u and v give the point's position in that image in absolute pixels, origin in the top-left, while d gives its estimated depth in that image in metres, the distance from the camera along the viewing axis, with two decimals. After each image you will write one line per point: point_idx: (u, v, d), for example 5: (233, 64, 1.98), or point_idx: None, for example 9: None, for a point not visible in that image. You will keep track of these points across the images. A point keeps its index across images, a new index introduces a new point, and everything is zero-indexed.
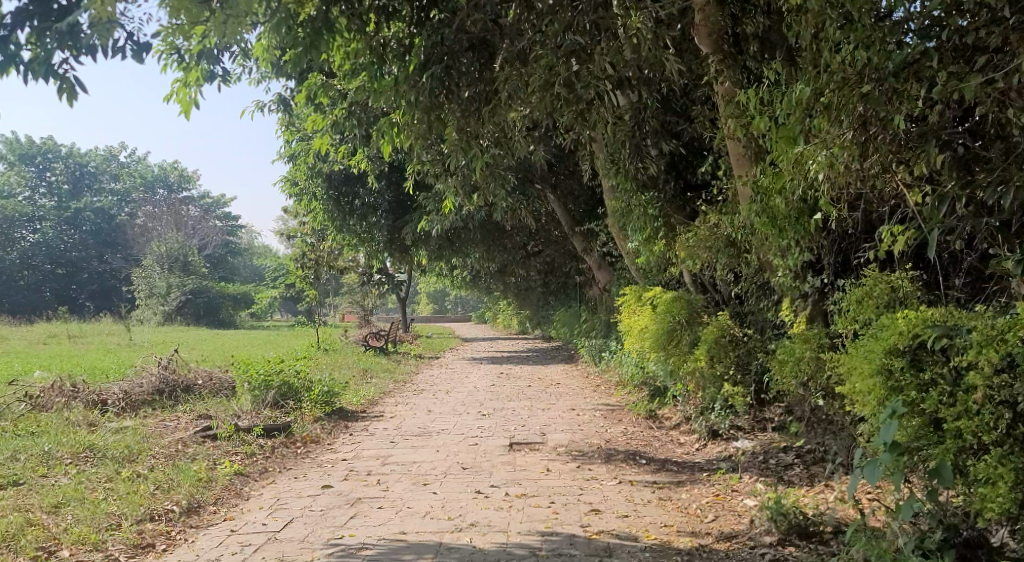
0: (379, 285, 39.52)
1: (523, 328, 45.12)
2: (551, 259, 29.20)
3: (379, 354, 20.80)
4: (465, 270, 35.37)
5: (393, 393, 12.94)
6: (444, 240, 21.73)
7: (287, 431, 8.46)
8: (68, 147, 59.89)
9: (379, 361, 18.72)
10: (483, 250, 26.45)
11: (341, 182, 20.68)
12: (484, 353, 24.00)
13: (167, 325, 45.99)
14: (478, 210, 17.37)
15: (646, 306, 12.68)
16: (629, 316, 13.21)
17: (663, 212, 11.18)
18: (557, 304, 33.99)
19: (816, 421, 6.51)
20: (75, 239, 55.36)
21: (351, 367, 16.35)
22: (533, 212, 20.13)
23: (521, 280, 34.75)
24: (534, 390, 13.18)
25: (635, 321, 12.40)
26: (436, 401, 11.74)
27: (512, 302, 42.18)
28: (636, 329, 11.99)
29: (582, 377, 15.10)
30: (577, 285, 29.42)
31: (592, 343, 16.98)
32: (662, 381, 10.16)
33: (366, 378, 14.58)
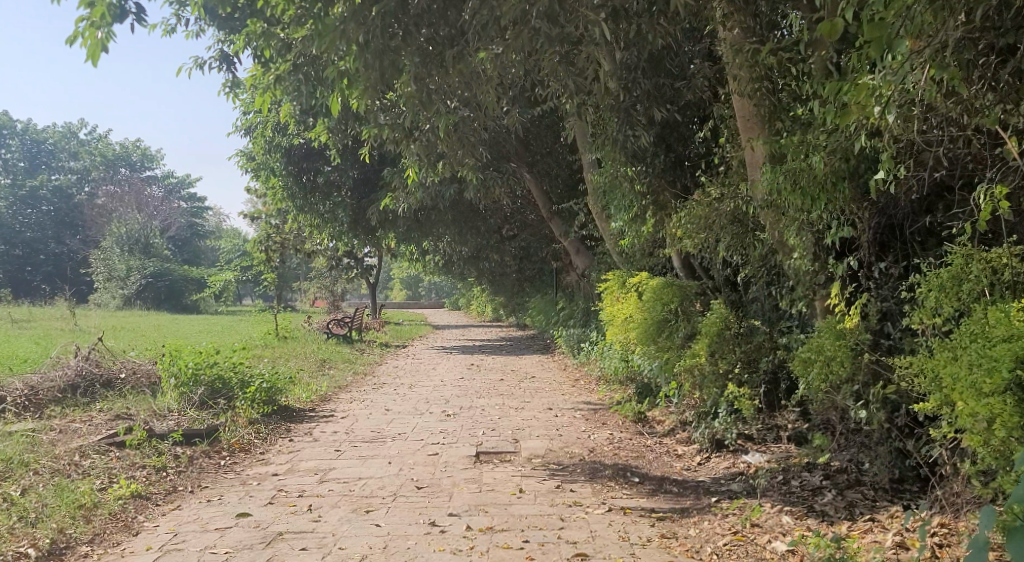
0: (347, 270, 38.07)
1: (497, 316, 43.94)
2: (527, 244, 28.01)
3: (341, 343, 19.48)
4: (437, 254, 34.06)
5: (349, 387, 11.65)
6: (413, 222, 20.45)
7: (211, 437, 7.17)
8: (24, 123, 57.46)
9: (341, 351, 17.38)
10: (455, 234, 25.19)
11: (301, 157, 19.27)
12: (455, 342, 22.75)
13: (126, 309, 44.23)
14: (448, 187, 16.10)
15: (631, 293, 11.47)
16: (611, 305, 12.01)
17: (652, 188, 9.99)
18: (532, 291, 32.84)
19: (849, 434, 5.35)
20: (32, 219, 53.23)
21: (308, 358, 15.03)
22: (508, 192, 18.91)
23: (495, 266, 33.54)
24: (507, 385, 11.95)
25: (618, 311, 11.20)
26: (396, 399, 10.45)
27: (486, 289, 40.96)
28: (621, 319, 10.79)
29: (560, 369, 13.91)
30: (554, 270, 28.24)
31: (570, 332, 15.80)
32: (652, 378, 8.98)
33: (321, 371, 13.25)
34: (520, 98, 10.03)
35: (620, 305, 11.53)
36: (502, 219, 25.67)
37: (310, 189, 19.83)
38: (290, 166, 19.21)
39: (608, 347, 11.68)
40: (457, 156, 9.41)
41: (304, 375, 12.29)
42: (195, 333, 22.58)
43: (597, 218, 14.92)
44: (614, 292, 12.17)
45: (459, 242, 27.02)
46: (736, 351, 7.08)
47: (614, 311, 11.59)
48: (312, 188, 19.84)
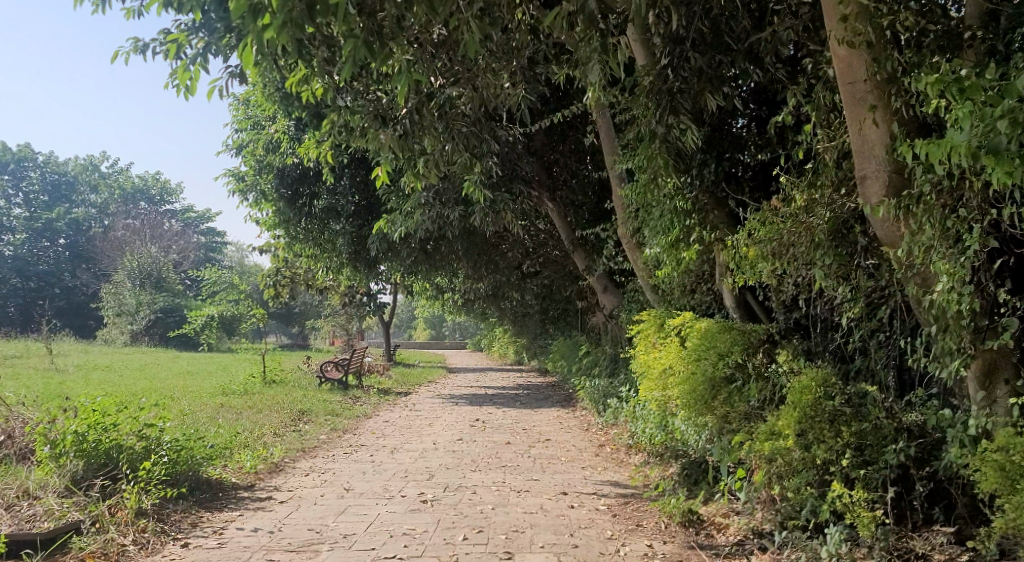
0: (360, 307, 36.08)
1: (519, 359, 41.56)
2: (551, 282, 25.76)
3: (334, 389, 17.24)
4: (455, 291, 32.00)
5: (312, 452, 9.32)
6: (421, 254, 18.34)
7: (55, 544, 5.02)
8: (45, 155, 56.90)
9: (329, 400, 15.14)
10: (470, 268, 23.04)
11: (296, 180, 17.32)
12: (466, 389, 20.41)
13: (132, 345, 42.66)
14: (455, 212, 13.98)
15: (672, 340, 9.15)
16: (645, 354, 9.60)
17: (699, 205, 8.54)
18: (556, 333, 30.52)
19: None
20: (46, 252, 52.34)
21: (284, 410, 12.80)
22: (523, 219, 17.13)
23: (517, 305, 31.30)
24: (515, 450, 9.60)
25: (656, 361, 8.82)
26: (366, 472, 8.09)
27: (508, 329, 38.72)
28: (658, 372, 8.45)
29: (580, 429, 11.54)
30: (579, 311, 25.93)
31: (592, 383, 13.45)
32: (713, 456, 6.59)
33: (290, 429, 11.00)
34: (532, 87, 7.89)
35: (658, 354, 9.14)
36: (522, 254, 23.52)
37: (306, 215, 17.83)
38: (283, 189, 17.25)
39: (645, 408, 9.27)
40: (446, 157, 7.25)
41: (263, 435, 10.02)
42: (181, 374, 20.61)
43: (628, 248, 12.81)
44: (650, 338, 9.78)
45: (476, 277, 24.88)
46: (844, 432, 4.66)
47: (651, 362, 9.20)
48: (308, 214, 17.84)
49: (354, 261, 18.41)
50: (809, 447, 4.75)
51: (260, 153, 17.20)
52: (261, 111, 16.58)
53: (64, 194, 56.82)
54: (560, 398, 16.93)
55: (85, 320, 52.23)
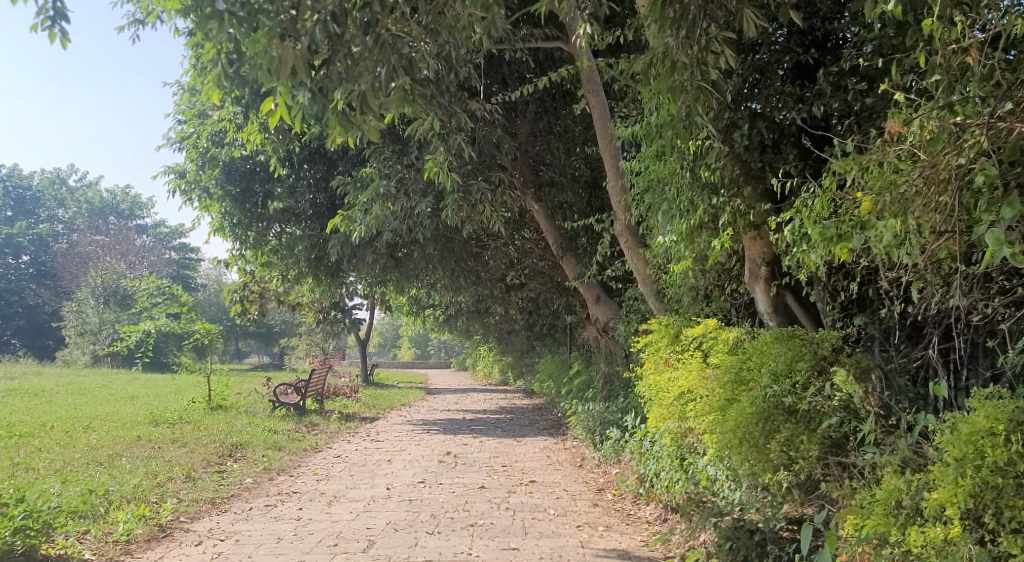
0: (334, 324, 33.90)
1: (504, 379, 39.44)
2: (537, 295, 23.77)
3: (288, 416, 15.04)
4: (436, 307, 29.96)
5: (218, 506, 7.13)
6: (391, 261, 16.37)
7: None
8: (8, 169, 54.61)
9: (278, 430, 12.96)
10: (448, 279, 21.03)
11: (246, 176, 15.27)
12: (443, 413, 18.28)
13: (92, 367, 40.23)
14: (423, 207, 11.96)
15: (697, 353, 7.15)
16: (653, 376, 7.63)
17: (730, 179, 6.75)
18: (543, 351, 28.47)
19: None
20: (8, 270, 49.93)
21: (215, 442, 10.71)
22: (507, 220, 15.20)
23: (502, 321, 29.29)
24: (496, 498, 7.52)
25: (677, 383, 6.82)
26: (283, 540, 5.89)
27: (493, 347, 36.65)
28: (692, 399, 6.54)
29: (574, 466, 9.49)
30: (568, 327, 23.91)
31: (586, 409, 11.41)
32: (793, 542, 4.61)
33: (210, 471, 8.86)
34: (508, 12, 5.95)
35: (675, 377, 7.16)
36: (506, 263, 21.56)
37: (259, 217, 15.81)
38: (229, 187, 15.24)
39: (662, 445, 7.29)
40: (386, 96, 5.26)
41: (166, 483, 7.88)
42: (122, 398, 18.43)
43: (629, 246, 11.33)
44: (660, 357, 7.80)
45: (455, 290, 22.89)
46: None
47: (667, 388, 7.22)
48: (261, 216, 15.81)
49: (314, 270, 16.36)
50: (988, 540, 3.57)
51: (203, 146, 15.11)
52: (205, 98, 14.54)
53: (28, 208, 54.49)
54: (550, 424, 14.87)
55: (48, 341, 49.68)
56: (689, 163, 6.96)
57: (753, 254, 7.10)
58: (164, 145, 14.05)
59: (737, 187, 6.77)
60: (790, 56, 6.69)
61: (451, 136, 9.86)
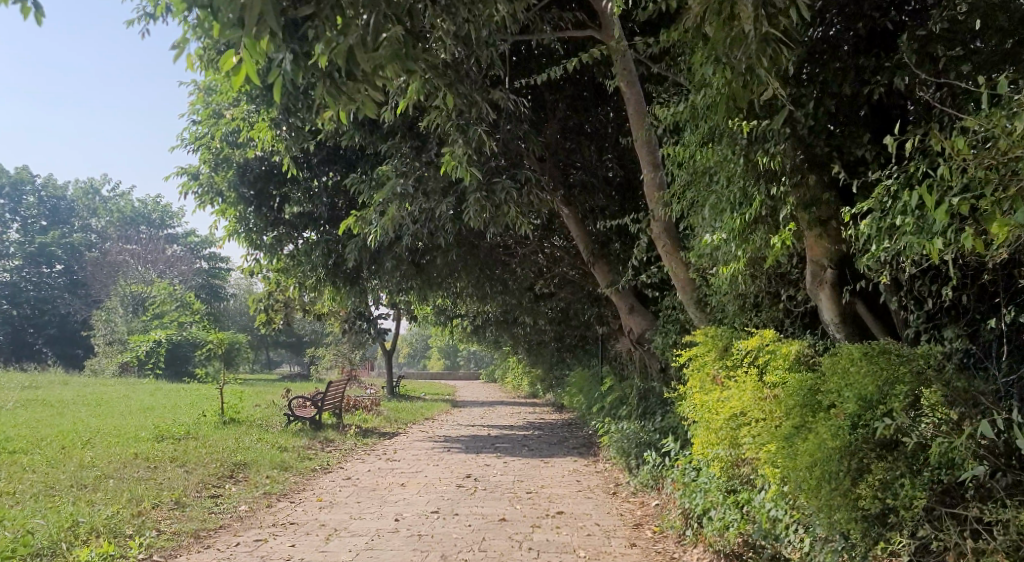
0: (360, 334, 33.24)
1: (533, 391, 38.52)
2: (567, 304, 22.85)
3: (303, 431, 14.27)
4: (463, 316, 29.15)
5: (201, 540, 6.29)
6: (413, 268, 15.58)
7: None
8: (42, 178, 55.06)
9: (289, 446, 12.17)
10: (474, 287, 20.19)
11: (261, 178, 14.56)
12: (467, 428, 17.41)
13: (119, 376, 40.05)
14: (443, 208, 11.12)
15: (754, 367, 6.26)
16: (700, 395, 6.68)
17: (793, 165, 5.77)
18: (573, 363, 27.50)
19: None
20: (40, 278, 50.18)
21: (216, 462, 9.90)
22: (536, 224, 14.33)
23: (531, 332, 28.39)
24: (519, 534, 6.61)
25: (737, 403, 5.95)
26: None
27: (522, 358, 35.75)
28: (757, 423, 5.67)
29: (606, 493, 8.54)
30: (599, 338, 22.93)
31: (620, 428, 10.46)
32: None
33: (203, 496, 8.01)
34: None
35: (728, 399, 6.21)
36: (535, 272, 20.67)
37: (275, 222, 15.08)
38: (244, 190, 14.55)
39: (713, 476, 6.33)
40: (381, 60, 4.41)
41: (150, 512, 7.03)
42: (136, 410, 17.80)
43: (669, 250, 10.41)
44: (707, 374, 6.82)
45: (482, 299, 22.05)
46: None
47: (717, 410, 6.27)
48: (277, 221, 15.07)
49: (332, 277, 15.60)
50: None
51: (217, 147, 14.44)
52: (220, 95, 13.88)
53: (61, 217, 54.89)
54: (580, 442, 13.93)
55: (78, 350, 49.76)
56: (743, 148, 6.00)
57: (815, 256, 6.16)
58: (176, 146, 13.46)
59: (802, 173, 5.77)
60: (864, 21, 5.77)
61: (473, 128, 9.01)
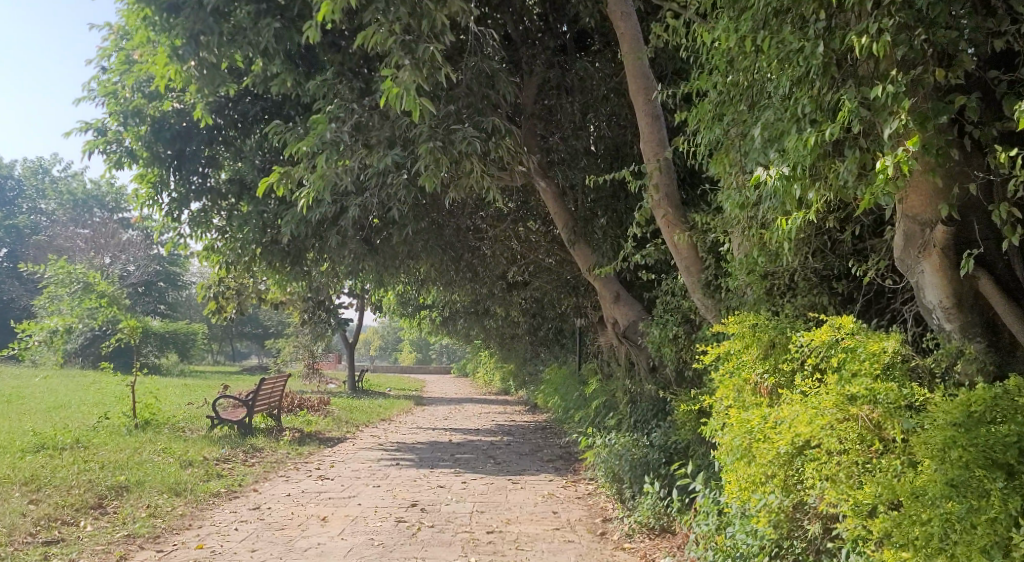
0: (319, 325, 30.94)
1: (505, 388, 36.37)
2: (543, 294, 20.74)
3: (227, 438, 12.03)
4: (431, 306, 26.99)
5: None
6: (365, 247, 13.35)
7: None
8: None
9: (199, 458, 9.92)
10: (439, 272, 18.03)
11: (181, 136, 12.24)
12: (427, 432, 15.27)
13: (60, 367, 37.26)
14: (389, 166, 8.93)
15: (828, 373, 4.25)
16: (731, 412, 4.64)
17: (902, 52, 3.67)
18: (548, 359, 25.41)
19: None
20: None
21: (83, 485, 7.61)
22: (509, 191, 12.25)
23: (503, 324, 26.31)
24: None
25: (817, 431, 3.95)
26: None
27: (494, 352, 33.69)
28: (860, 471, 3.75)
29: (592, 534, 6.44)
30: (577, 332, 20.88)
31: (610, 444, 8.38)
32: None
33: (30, 543, 5.74)
34: None
35: (782, 421, 4.24)
36: (507, 257, 18.54)
37: (196, 187, 12.98)
38: (160, 149, 12.21)
39: (759, 532, 4.42)
40: None
41: None
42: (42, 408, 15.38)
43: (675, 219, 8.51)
44: (735, 379, 4.80)
45: (449, 287, 19.91)
46: None
47: (763, 438, 4.28)
48: (199, 186, 12.98)
49: (269, 255, 13.33)
50: None
51: (128, 97, 12.06)
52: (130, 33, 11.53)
53: None
54: (556, 453, 11.87)
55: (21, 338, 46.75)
56: (817, 32, 3.90)
57: (913, 209, 4.19)
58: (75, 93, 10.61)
59: (924, 63, 3.68)
60: None
61: (422, 46, 6.82)
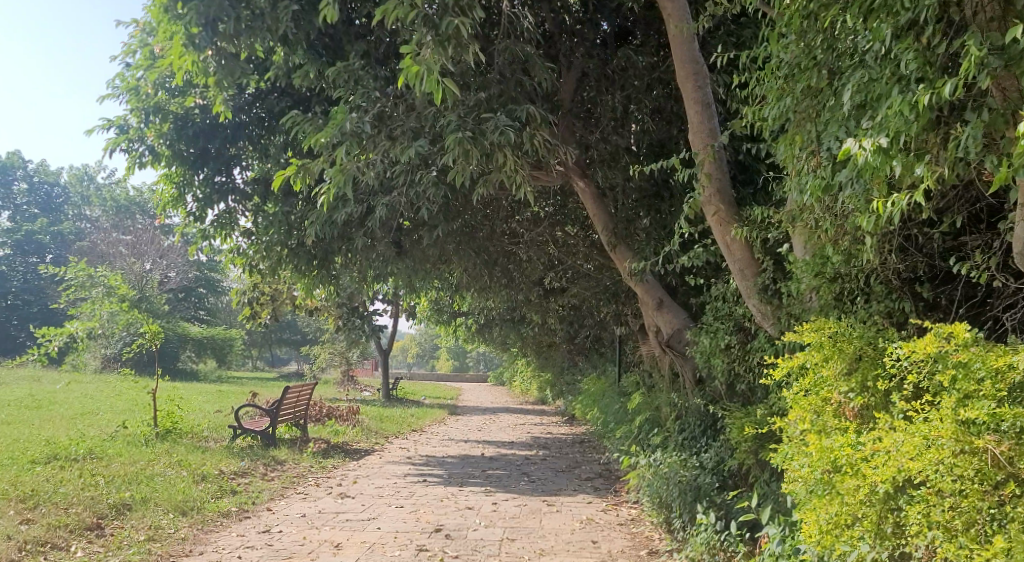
0: (354, 331, 30.49)
1: (542, 397, 35.61)
2: (581, 301, 19.99)
3: (249, 449, 11.46)
4: (467, 313, 26.39)
5: None
6: (394, 251, 12.75)
7: None
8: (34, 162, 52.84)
9: (216, 471, 9.34)
10: (474, 277, 17.39)
11: (204, 133, 11.73)
12: (460, 444, 14.59)
13: (98, 371, 37.39)
14: (417, 159, 8.27)
15: (941, 389, 3.43)
16: (809, 435, 3.85)
17: None
18: (585, 369, 24.61)
19: None
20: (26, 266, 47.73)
21: (82, 503, 7.04)
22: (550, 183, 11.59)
23: (541, 332, 25.59)
24: None
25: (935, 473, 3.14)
26: None
27: (531, 361, 32.96)
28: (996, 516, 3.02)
29: None
30: (617, 341, 20.08)
31: (658, 469, 7.59)
32: None
33: None
34: None
35: (876, 451, 3.46)
36: (545, 261, 17.83)
37: (221, 187, 12.47)
38: (182, 147, 11.73)
39: None
40: None
41: None
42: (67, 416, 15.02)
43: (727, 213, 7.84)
44: (810, 394, 4.02)
45: (483, 293, 19.25)
46: None
47: (851, 474, 3.54)
48: (224, 186, 12.49)
49: (295, 259, 12.79)
50: None
51: (150, 93, 11.59)
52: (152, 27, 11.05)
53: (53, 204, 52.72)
54: (595, 470, 11.10)
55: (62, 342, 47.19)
56: None
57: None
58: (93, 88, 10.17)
59: None
60: None
61: (450, 20, 6.15)
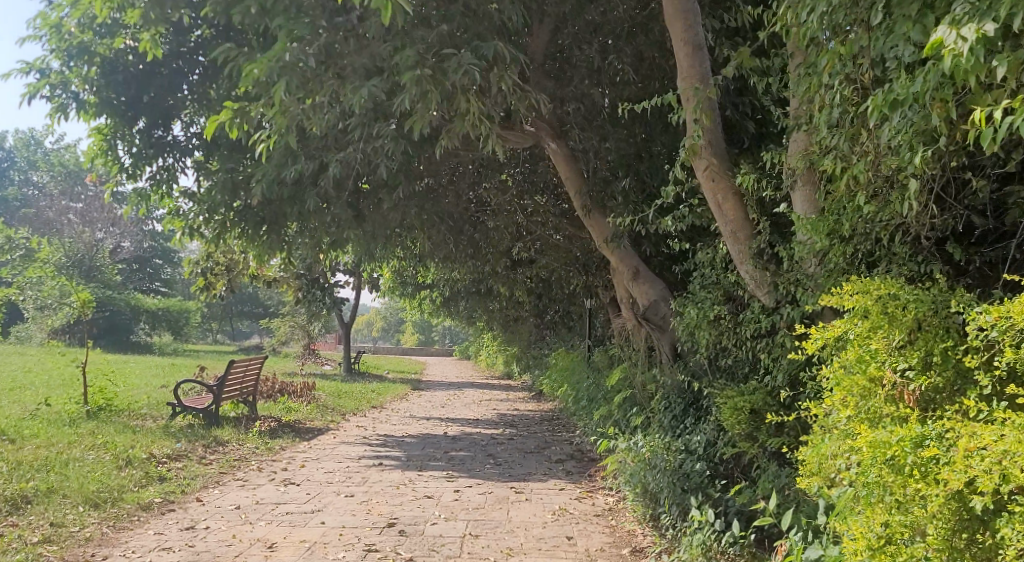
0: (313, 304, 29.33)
1: (507, 371, 34.85)
2: (550, 273, 19.15)
3: (188, 429, 10.45)
4: (431, 285, 25.43)
5: None
6: (350, 214, 11.74)
7: None
8: None
9: (145, 455, 8.35)
10: (438, 246, 16.44)
11: (136, 81, 10.56)
12: (422, 422, 13.73)
13: (44, 344, 35.71)
14: (371, 103, 7.28)
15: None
16: (860, 427, 3.28)
17: None
18: (553, 344, 23.85)
19: None
20: None
21: None
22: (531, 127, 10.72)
23: (507, 305, 24.75)
24: None
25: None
26: None
27: (497, 335, 32.15)
28: None
29: None
30: (587, 314, 19.32)
31: (642, 453, 6.78)
32: None
33: None
34: None
35: (952, 454, 2.90)
36: (513, 229, 16.95)
37: (156, 142, 11.34)
38: (111, 95, 10.54)
39: None
40: None
41: None
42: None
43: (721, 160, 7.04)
44: (857, 383, 3.50)
45: (448, 263, 18.31)
46: None
47: (918, 477, 3.00)
48: (158, 141, 11.36)
49: (241, 221, 11.70)
50: None
51: (74, 34, 10.36)
52: None
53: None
54: (566, 451, 10.32)
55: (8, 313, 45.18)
56: None
57: None
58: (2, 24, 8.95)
59: None
60: None
61: None
